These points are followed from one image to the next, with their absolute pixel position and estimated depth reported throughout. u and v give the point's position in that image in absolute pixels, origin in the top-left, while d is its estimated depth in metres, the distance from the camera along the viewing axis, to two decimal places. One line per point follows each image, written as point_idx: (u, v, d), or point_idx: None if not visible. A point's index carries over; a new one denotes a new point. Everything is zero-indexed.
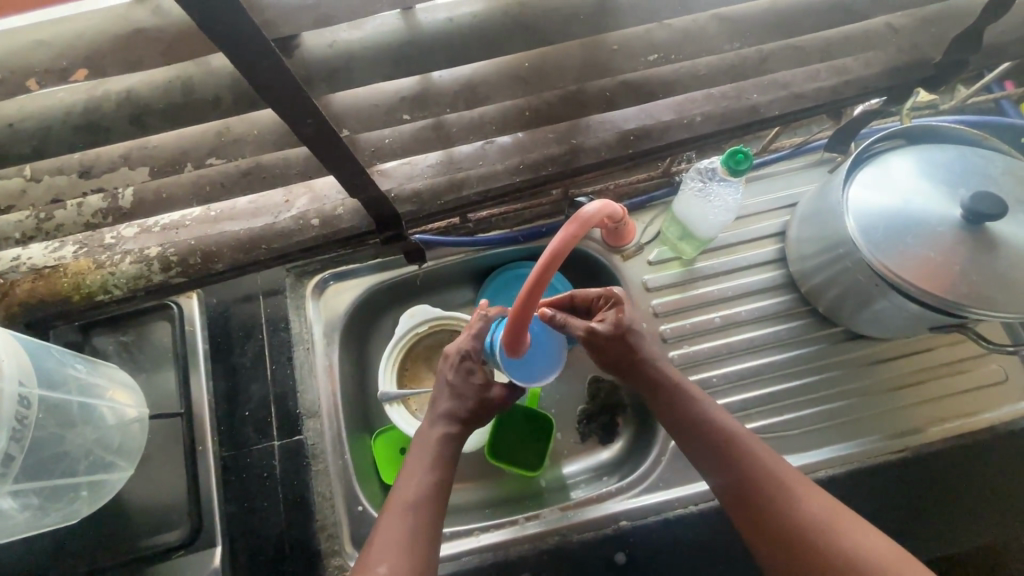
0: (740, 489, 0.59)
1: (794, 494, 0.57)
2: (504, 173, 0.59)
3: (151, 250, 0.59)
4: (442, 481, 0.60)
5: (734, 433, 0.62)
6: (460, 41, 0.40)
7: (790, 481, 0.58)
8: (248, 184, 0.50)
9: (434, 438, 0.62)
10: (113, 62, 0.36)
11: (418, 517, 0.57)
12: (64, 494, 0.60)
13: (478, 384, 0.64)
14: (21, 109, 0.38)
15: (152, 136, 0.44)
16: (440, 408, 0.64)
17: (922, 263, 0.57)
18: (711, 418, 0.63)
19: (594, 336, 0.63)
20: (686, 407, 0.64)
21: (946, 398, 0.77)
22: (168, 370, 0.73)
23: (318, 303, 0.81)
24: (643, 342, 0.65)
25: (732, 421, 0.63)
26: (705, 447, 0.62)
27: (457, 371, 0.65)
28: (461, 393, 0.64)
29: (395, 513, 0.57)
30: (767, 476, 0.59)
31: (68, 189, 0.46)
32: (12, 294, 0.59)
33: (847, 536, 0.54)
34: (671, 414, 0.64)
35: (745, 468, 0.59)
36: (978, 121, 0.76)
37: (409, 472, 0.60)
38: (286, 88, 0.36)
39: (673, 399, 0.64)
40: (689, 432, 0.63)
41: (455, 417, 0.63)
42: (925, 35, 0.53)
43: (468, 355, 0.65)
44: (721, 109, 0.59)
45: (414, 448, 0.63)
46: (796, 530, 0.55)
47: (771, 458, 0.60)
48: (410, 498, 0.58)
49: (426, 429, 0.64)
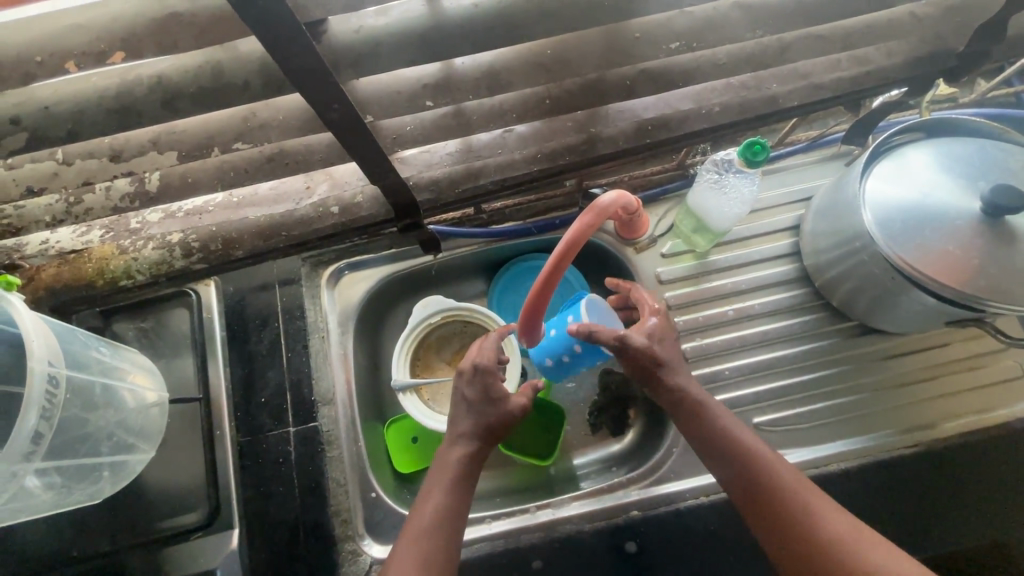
0: (750, 490, 0.59)
1: (821, 505, 0.57)
2: (521, 162, 0.60)
3: (173, 236, 0.60)
4: (456, 504, 0.61)
5: (755, 447, 0.61)
6: (483, 26, 0.40)
7: (812, 490, 0.58)
8: (272, 170, 0.51)
9: (451, 459, 0.64)
10: (147, 44, 0.36)
11: (433, 542, 0.58)
12: (89, 474, 0.62)
13: (498, 400, 0.67)
14: (57, 93, 0.39)
15: (179, 121, 0.45)
16: (458, 428, 0.66)
17: (942, 257, 0.57)
18: (733, 432, 0.62)
19: (625, 342, 0.64)
20: (709, 423, 0.62)
21: (960, 394, 0.77)
22: (188, 356, 0.75)
23: (332, 293, 0.82)
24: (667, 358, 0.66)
25: (751, 435, 0.63)
26: (732, 464, 0.60)
27: (478, 389, 0.66)
28: (482, 411, 0.66)
29: (412, 539, 0.58)
30: (795, 490, 0.58)
31: (98, 172, 0.47)
32: (38, 279, 0.61)
33: (874, 546, 0.54)
34: (697, 433, 0.63)
35: (772, 484, 0.58)
36: (996, 114, 0.76)
37: (428, 493, 0.62)
38: (314, 70, 0.37)
39: (699, 418, 0.63)
40: (702, 437, 0.62)
41: (474, 434, 0.65)
42: (949, 24, 0.52)
43: (489, 372, 0.67)
44: (739, 100, 0.58)
45: (434, 468, 0.65)
46: (831, 541, 0.54)
47: (792, 472, 0.60)
48: (428, 522, 0.59)
49: (444, 453, 0.65)
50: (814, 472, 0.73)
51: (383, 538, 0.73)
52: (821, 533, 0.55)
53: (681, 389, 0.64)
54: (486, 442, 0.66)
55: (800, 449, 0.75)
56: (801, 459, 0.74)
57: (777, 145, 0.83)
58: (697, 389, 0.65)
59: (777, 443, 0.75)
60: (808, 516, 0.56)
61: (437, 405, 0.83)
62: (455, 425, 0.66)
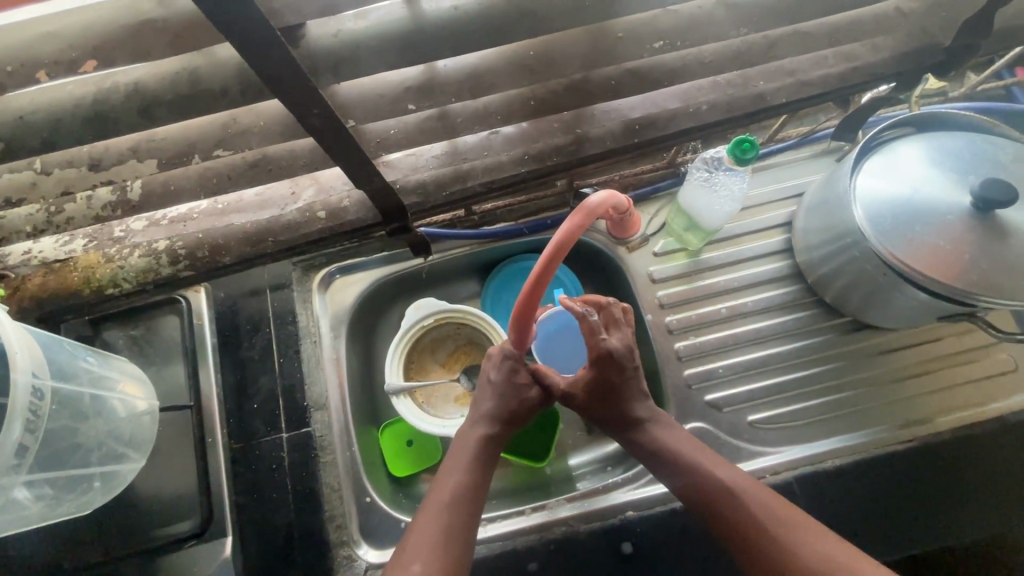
0: (715, 516, 0.59)
1: (802, 532, 0.56)
2: (509, 164, 0.59)
3: (159, 243, 0.59)
4: (477, 483, 0.62)
5: (722, 480, 0.60)
6: (463, 29, 0.40)
7: (778, 509, 0.58)
8: (256, 176, 0.50)
9: (474, 438, 0.65)
10: (121, 52, 0.36)
11: (454, 515, 0.59)
12: (78, 485, 0.62)
13: (524, 387, 0.68)
14: (31, 102, 0.39)
15: (159, 128, 0.44)
16: (483, 409, 0.67)
17: (933, 253, 0.57)
18: (700, 466, 0.62)
19: (569, 395, 0.68)
20: (672, 464, 0.63)
21: (954, 388, 0.77)
22: (178, 363, 0.74)
23: (324, 297, 0.82)
24: (622, 401, 0.66)
25: (722, 465, 0.62)
26: (694, 494, 0.61)
27: (504, 374, 0.68)
28: (507, 394, 0.67)
29: (431, 513, 0.59)
30: (758, 516, 0.57)
31: (78, 182, 0.46)
32: (24, 288, 0.61)
33: (837, 554, 0.53)
34: (664, 477, 0.64)
35: (735, 507, 0.59)
36: (985, 107, 0.76)
37: (447, 473, 0.63)
38: (291, 77, 0.36)
39: (662, 461, 0.63)
40: (665, 470, 0.63)
41: (498, 417, 0.66)
42: (934, 18, 0.52)
43: (515, 359, 0.68)
44: (726, 98, 0.58)
45: (453, 449, 0.65)
46: (800, 564, 0.53)
47: (756, 491, 0.60)
48: (449, 497, 0.60)
49: (466, 432, 0.66)
50: (808, 469, 0.73)
51: (379, 543, 0.73)
52: (788, 553, 0.54)
53: (641, 433, 0.65)
54: (510, 427, 0.67)
55: (794, 446, 0.75)
56: (795, 456, 0.74)
57: (768, 141, 0.83)
58: (659, 431, 0.65)
59: (772, 440, 0.75)
60: (781, 546, 0.55)
61: (432, 407, 0.82)
62: (479, 408, 0.68)
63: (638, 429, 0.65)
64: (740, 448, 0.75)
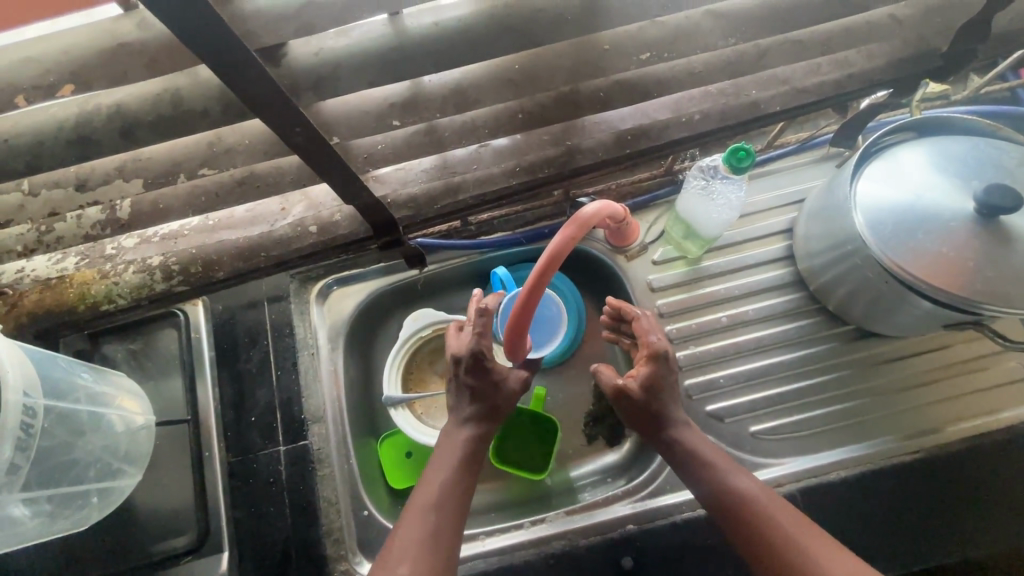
0: (734, 523, 0.58)
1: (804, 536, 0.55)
2: (500, 176, 0.59)
3: (153, 259, 0.60)
4: (464, 483, 0.61)
5: (743, 488, 0.59)
6: (445, 45, 0.39)
7: (789, 515, 0.57)
8: (243, 194, 0.50)
9: (458, 439, 0.64)
10: (99, 75, 0.36)
11: (441, 515, 0.58)
12: (74, 501, 0.62)
13: (500, 382, 0.66)
14: (14, 125, 0.39)
15: (144, 148, 0.44)
16: (463, 411, 0.66)
17: (935, 257, 0.56)
18: (721, 474, 0.61)
19: (625, 394, 0.65)
20: (697, 469, 0.62)
21: (961, 397, 0.75)
22: (176, 377, 0.74)
23: (322, 308, 0.81)
24: (665, 403, 0.64)
25: (746, 474, 0.61)
26: (715, 499, 0.60)
27: (478, 376, 0.65)
28: (486, 391, 0.65)
29: (418, 514, 0.58)
30: (776, 525, 0.56)
31: (65, 203, 0.47)
32: (20, 305, 0.61)
33: (839, 562, 0.53)
34: (688, 481, 0.62)
35: (751, 514, 0.57)
36: (989, 111, 0.74)
37: (433, 473, 0.62)
38: (270, 96, 0.36)
39: (689, 465, 0.62)
40: (693, 475, 0.62)
41: (481, 416, 0.65)
42: (931, 25, 0.51)
43: (485, 356, 0.64)
44: (719, 106, 0.57)
45: (439, 450, 0.64)
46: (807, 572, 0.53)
47: (776, 501, 0.58)
48: (434, 499, 0.59)
49: (450, 434, 0.65)
50: (812, 481, 0.71)
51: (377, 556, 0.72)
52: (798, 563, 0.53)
53: (675, 436, 0.64)
54: (493, 422, 0.66)
55: (797, 458, 0.73)
56: (799, 468, 0.72)
57: (767, 147, 0.82)
58: (691, 436, 0.64)
59: (775, 451, 0.74)
60: (792, 555, 0.54)
61: (432, 419, 0.81)
62: (460, 408, 0.66)
63: (672, 433, 0.64)
64: (743, 460, 0.74)
